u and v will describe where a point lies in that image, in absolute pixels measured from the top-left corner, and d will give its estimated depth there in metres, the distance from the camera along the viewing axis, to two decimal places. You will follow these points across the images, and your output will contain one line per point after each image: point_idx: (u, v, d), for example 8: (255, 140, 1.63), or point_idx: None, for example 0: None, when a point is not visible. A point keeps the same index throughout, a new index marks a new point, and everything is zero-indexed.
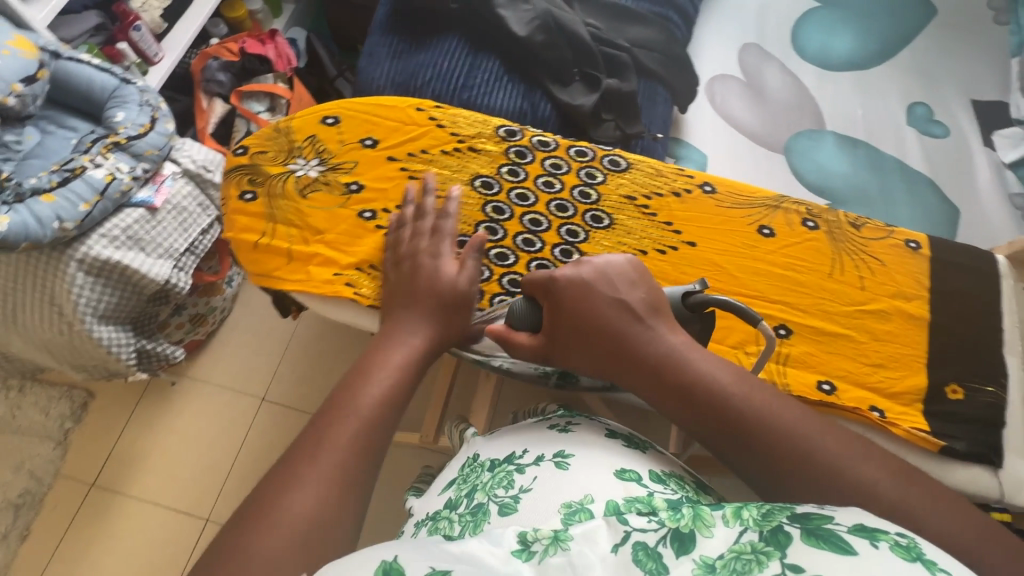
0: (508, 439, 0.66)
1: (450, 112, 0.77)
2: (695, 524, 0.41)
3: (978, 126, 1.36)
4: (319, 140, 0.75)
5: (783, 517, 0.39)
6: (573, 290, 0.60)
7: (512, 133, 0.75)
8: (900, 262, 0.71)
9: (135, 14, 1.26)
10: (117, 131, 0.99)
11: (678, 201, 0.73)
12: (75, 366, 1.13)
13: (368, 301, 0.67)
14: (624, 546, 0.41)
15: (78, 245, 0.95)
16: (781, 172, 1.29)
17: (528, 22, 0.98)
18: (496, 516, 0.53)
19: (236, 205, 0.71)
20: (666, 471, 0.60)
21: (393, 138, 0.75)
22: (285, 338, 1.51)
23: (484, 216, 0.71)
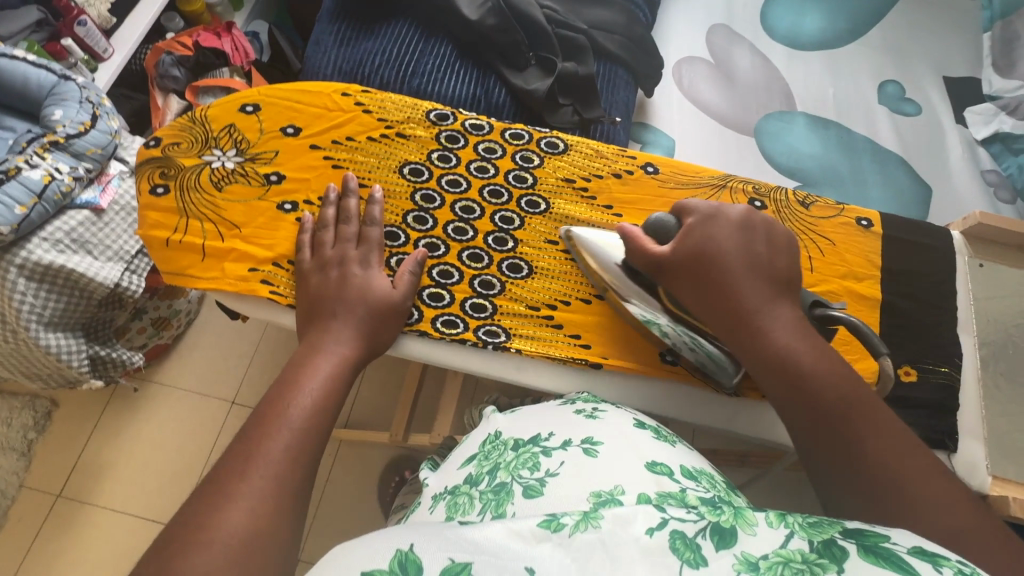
0: (534, 419, 0.59)
1: (378, 97, 0.74)
2: (736, 519, 0.34)
3: (950, 103, 1.34)
4: (237, 129, 0.71)
5: (834, 530, 0.34)
6: (726, 230, 0.59)
7: (443, 117, 0.73)
8: (851, 241, 0.68)
9: (78, 9, 1.21)
10: (55, 129, 0.95)
11: (617, 183, 0.72)
12: (28, 374, 1.09)
13: (287, 300, 0.64)
14: (660, 532, 0.33)
15: (18, 250, 0.92)
16: (753, 154, 1.26)
17: (479, 5, 0.95)
18: (520, 499, 0.46)
19: (148, 200, 0.67)
20: (698, 467, 0.52)
21: (316, 125, 0.72)
22: (255, 340, 1.48)
23: (413, 205, 0.69)
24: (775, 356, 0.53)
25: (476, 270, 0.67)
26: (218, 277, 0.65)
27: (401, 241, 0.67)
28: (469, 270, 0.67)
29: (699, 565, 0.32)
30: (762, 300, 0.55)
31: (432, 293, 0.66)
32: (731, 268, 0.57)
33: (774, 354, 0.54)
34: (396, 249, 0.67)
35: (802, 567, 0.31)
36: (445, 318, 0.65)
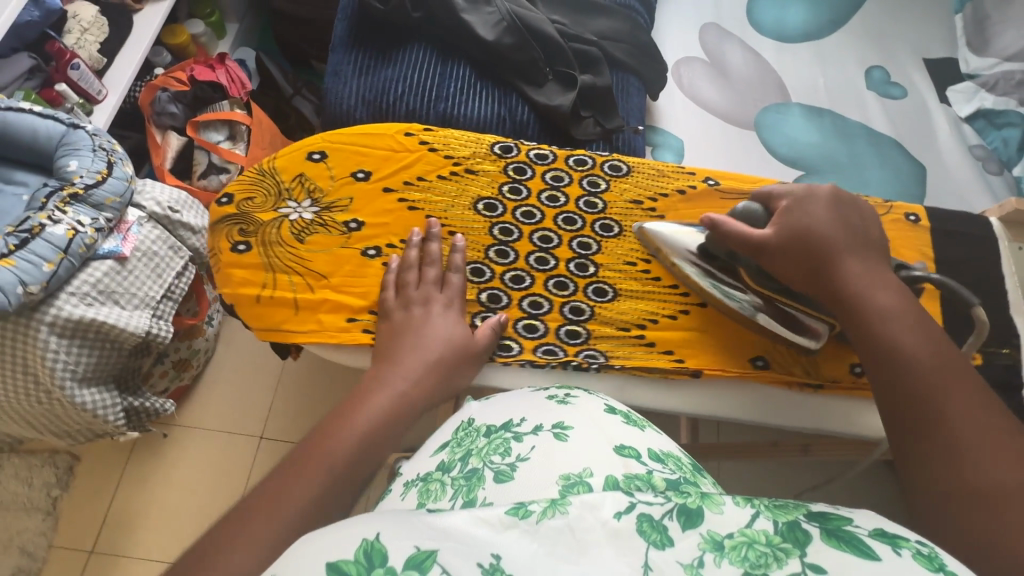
0: (506, 403, 0.60)
1: (440, 134, 0.76)
2: (703, 500, 0.35)
3: (933, 84, 1.41)
4: (308, 178, 0.73)
5: (798, 513, 0.35)
6: (821, 209, 0.64)
7: (508, 150, 0.76)
8: (903, 236, 0.72)
9: (71, 52, 1.18)
10: (72, 181, 0.93)
11: (681, 199, 0.76)
12: (57, 433, 1.06)
13: None
14: (627, 515, 0.33)
15: (47, 307, 0.89)
16: (755, 147, 1.31)
17: (494, 25, 0.96)
18: (492, 483, 0.48)
19: (232, 258, 0.69)
20: (664, 451, 0.53)
21: (385, 168, 0.74)
22: (276, 373, 1.46)
23: (493, 239, 0.72)
24: (875, 312, 0.58)
25: (565, 298, 0.70)
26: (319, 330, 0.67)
27: (486, 277, 0.70)
28: (559, 298, 0.69)
29: (666, 546, 0.32)
30: (864, 267, 0.60)
31: (527, 325, 0.68)
32: (833, 240, 0.61)
33: (876, 312, 0.58)
34: (484, 285, 0.70)
35: (765, 550, 0.32)
36: (544, 347, 0.68)
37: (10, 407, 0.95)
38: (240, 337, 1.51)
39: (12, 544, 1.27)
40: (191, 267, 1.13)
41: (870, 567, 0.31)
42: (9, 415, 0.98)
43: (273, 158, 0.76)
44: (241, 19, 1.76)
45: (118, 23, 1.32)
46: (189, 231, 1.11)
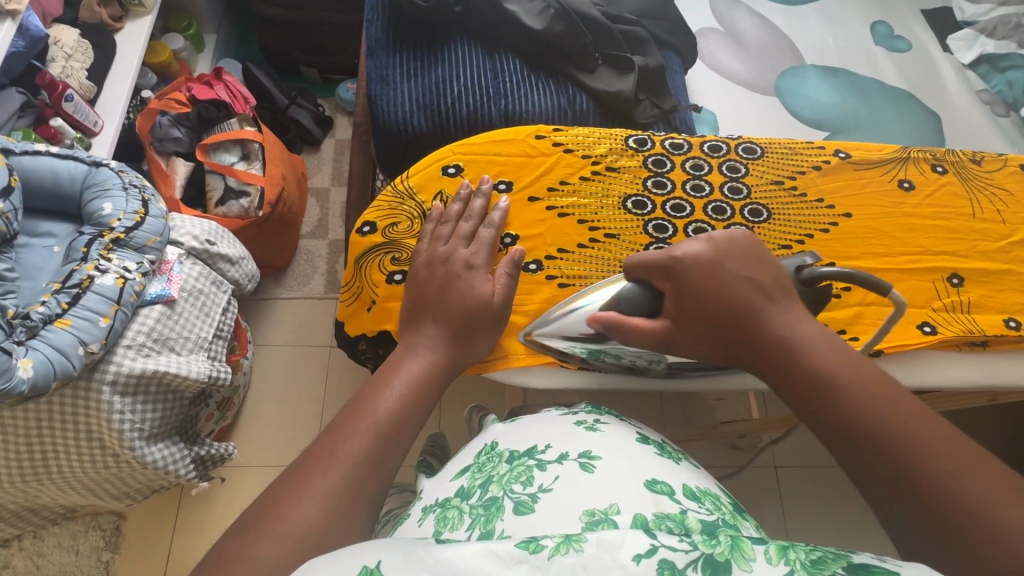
0: (529, 429, 0.60)
1: (571, 134, 0.75)
2: (733, 553, 0.34)
3: (933, 34, 1.44)
4: (448, 195, 0.72)
5: (837, 566, 0.34)
6: (702, 270, 0.57)
7: (643, 143, 0.74)
8: (1022, 187, 0.71)
9: (63, 82, 1.07)
10: (110, 225, 0.85)
11: (821, 175, 0.71)
12: (117, 497, 0.99)
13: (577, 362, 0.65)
14: (649, 559, 0.33)
15: (106, 364, 0.82)
16: (780, 112, 1.31)
17: (540, 12, 0.92)
18: (511, 515, 0.47)
19: (389, 290, 0.67)
20: (702, 487, 0.52)
21: (525, 176, 0.72)
22: (320, 398, 1.41)
23: (648, 237, 0.69)
24: (813, 377, 0.50)
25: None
26: (506, 356, 0.65)
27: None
28: None
29: None
30: (787, 323, 0.53)
31: None
32: (725, 311, 0.55)
33: (807, 375, 0.50)
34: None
35: None
36: None
37: (74, 477, 0.88)
38: (274, 367, 1.43)
39: None
40: (235, 301, 1.06)
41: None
42: (70, 486, 0.90)
43: (403, 177, 0.74)
44: (219, 29, 1.64)
45: (102, 46, 1.21)
46: (228, 263, 1.04)
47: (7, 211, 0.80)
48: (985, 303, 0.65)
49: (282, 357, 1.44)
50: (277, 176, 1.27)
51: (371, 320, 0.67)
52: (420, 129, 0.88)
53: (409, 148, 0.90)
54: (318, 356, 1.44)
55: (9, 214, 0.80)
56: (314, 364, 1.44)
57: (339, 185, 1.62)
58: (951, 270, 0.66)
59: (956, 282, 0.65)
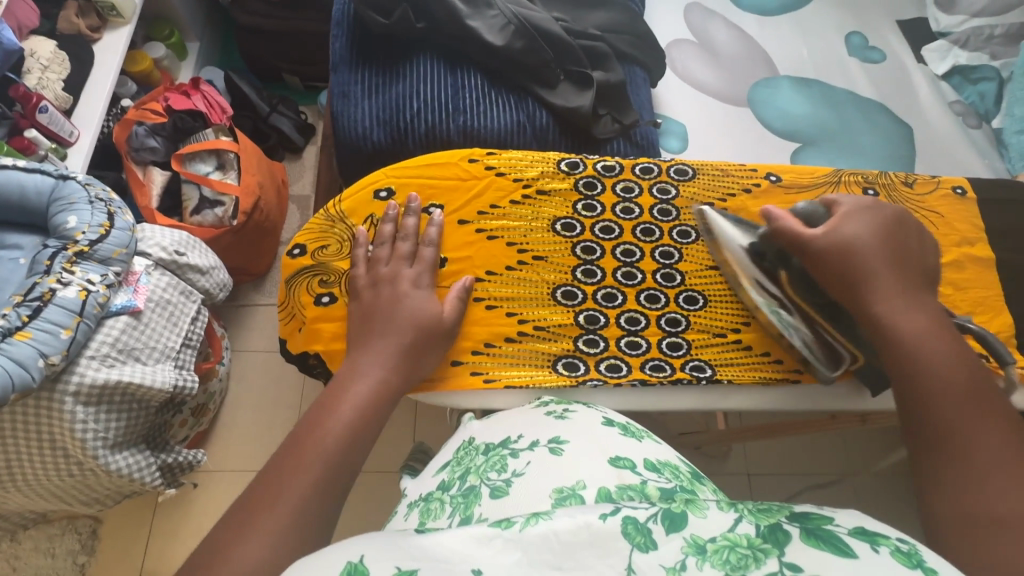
0: (506, 421, 0.61)
1: (504, 157, 0.76)
2: (686, 505, 0.37)
3: (908, 45, 1.44)
4: (379, 218, 0.73)
5: (781, 515, 0.36)
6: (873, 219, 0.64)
7: (574, 165, 0.75)
8: (955, 210, 0.72)
9: (37, 95, 1.09)
10: (75, 239, 0.87)
11: (750, 197, 0.75)
12: (88, 502, 1.00)
13: (500, 381, 0.67)
14: (614, 516, 0.36)
15: (69, 375, 0.84)
16: (751, 123, 1.31)
17: (500, 29, 0.93)
18: (487, 500, 0.49)
19: (317, 311, 0.69)
20: (661, 459, 0.53)
21: (457, 200, 0.74)
22: (296, 403, 1.42)
23: (577, 259, 0.72)
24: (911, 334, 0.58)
25: (659, 310, 0.70)
26: (431, 378, 0.67)
27: (579, 299, 0.70)
28: (653, 312, 0.70)
29: (651, 548, 0.34)
30: (900, 288, 0.60)
31: (629, 342, 0.69)
32: (867, 259, 0.61)
33: (899, 338, 0.58)
34: (579, 307, 0.70)
35: (746, 552, 0.34)
36: (650, 363, 0.68)
37: (41, 484, 0.90)
38: (252, 372, 1.45)
39: None
40: (205, 310, 1.08)
41: (846, 564, 0.33)
42: (37, 492, 0.92)
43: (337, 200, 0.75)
44: (202, 37, 1.66)
45: (79, 57, 1.23)
46: (198, 273, 1.06)
47: None
48: None
49: (259, 363, 1.46)
50: (253, 186, 1.28)
51: (303, 341, 0.68)
52: (379, 144, 0.90)
53: (368, 163, 0.91)
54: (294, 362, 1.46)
55: None
56: (290, 370, 1.45)
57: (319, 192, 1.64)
58: None
59: None
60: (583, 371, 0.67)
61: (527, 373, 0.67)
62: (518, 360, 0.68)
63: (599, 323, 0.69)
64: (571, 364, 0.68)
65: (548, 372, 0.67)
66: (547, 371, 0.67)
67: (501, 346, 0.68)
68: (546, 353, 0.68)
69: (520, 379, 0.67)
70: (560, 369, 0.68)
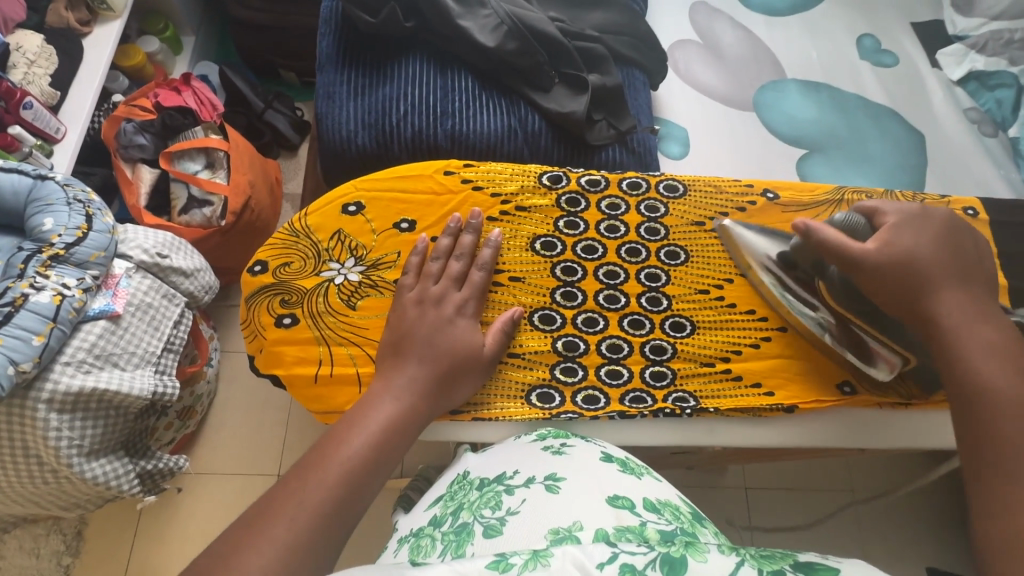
0: (501, 453, 0.59)
1: (483, 169, 0.73)
2: (687, 549, 0.39)
3: (922, 49, 1.38)
4: (347, 234, 0.70)
5: (784, 564, 0.40)
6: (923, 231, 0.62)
7: (557, 179, 0.72)
8: None
9: (21, 90, 1.07)
10: (50, 242, 0.84)
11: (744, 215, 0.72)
12: (67, 507, 0.99)
13: (471, 415, 0.64)
14: (610, 564, 0.38)
15: (42, 382, 0.82)
16: (756, 128, 1.27)
17: (493, 29, 0.89)
18: (480, 539, 0.47)
19: (278, 333, 0.66)
20: (661, 499, 0.50)
21: (430, 217, 0.71)
22: (285, 406, 1.41)
23: (557, 280, 0.69)
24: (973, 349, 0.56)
25: (643, 337, 0.67)
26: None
27: (557, 324, 0.67)
28: (637, 339, 0.67)
29: None
30: (962, 302, 0.58)
31: (610, 371, 0.66)
32: (926, 270, 0.59)
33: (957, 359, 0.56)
34: (558, 333, 0.66)
35: None
36: (632, 394, 0.65)
37: (15, 491, 0.88)
38: (241, 374, 1.43)
39: None
40: (188, 314, 1.06)
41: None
42: (12, 498, 0.90)
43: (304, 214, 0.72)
44: (197, 31, 1.63)
45: (68, 51, 1.21)
46: (182, 275, 1.03)
47: None
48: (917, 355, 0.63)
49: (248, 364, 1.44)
50: (243, 185, 1.25)
51: (263, 362, 0.65)
52: (364, 149, 0.87)
53: (354, 167, 0.89)
54: None
55: None
56: None
57: None
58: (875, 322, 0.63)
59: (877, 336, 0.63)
60: (558, 402, 0.64)
61: (499, 404, 0.64)
62: (492, 388, 0.65)
63: (578, 350, 0.66)
64: (546, 395, 0.65)
65: (521, 404, 0.64)
66: (519, 403, 0.64)
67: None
68: (521, 383, 0.65)
69: (490, 411, 0.64)
70: (533, 401, 0.65)
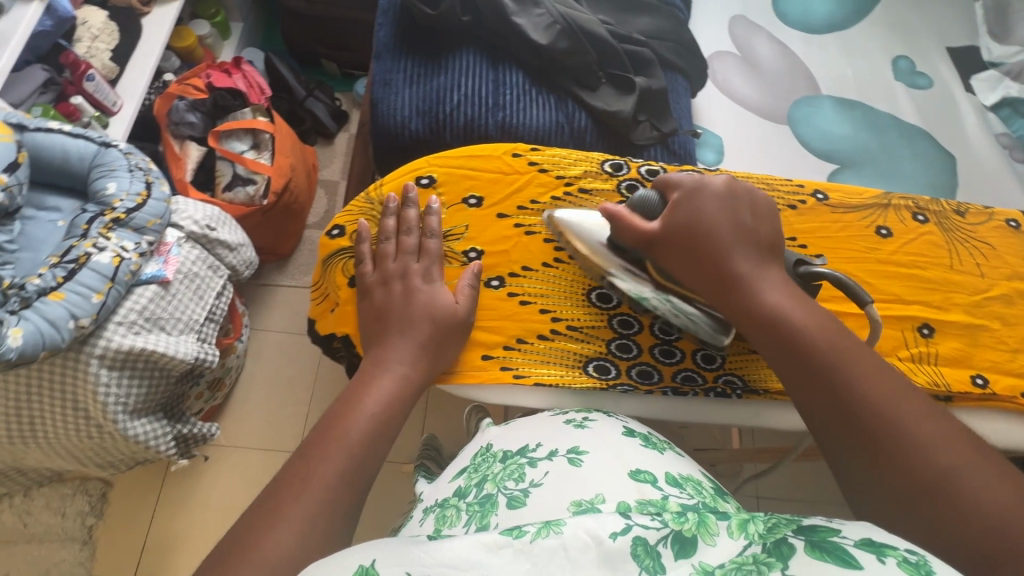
0: (523, 428, 0.61)
1: (548, 153, 0.76)
2: (699, 529, 0.37)
3: (957, 73, 1.39)
4: (420, 206, 0.73)
5: (787, 529, 0.37)
6: (711, 201, 0.60)
7: (618, 167, 0.75)
8: (1007, 243, 0.67)
9: (86, 63, 1.11)
10: (112, 206, 0.88)
11: (797, 214, 0.66)
12: (100, 465, 1.02)
13: (532, 379, 0.65)
14: (624, 536, 0.36)
15: (96, 338, 0.85)
16: (786, 141, 1.28)
17: (546, 27, 0.92)
18: (505, 510, 0.49)
19: (350, 294, 0.69)
20: (683, 474, 0.53)
21: (497, 193, 0.74)
22: (309, 385, 1.43)
23: None
24: (769, 310, 0.55)
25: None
26: (459, 369, 0.65)
27: (614, 303, 0.69)
28: None
29: (659, 571, 0.35)
30: (751, 264, 0.57)
31: (663, 350, 0.68)
32: (708, 234, 0.59)
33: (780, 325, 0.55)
34: (613, 311, 0.69)
35: (751, 569, 0.34)
36: (683, 373, 0.67)
37: (60, 443, 0.91)
38: (268, 352, 1.46)
39: None
40: (230, 286, 1.09)
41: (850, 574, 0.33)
42: (55, 451, 0.94)
43: (378, 184, 0.76)
44: (246, 18, 1.68)
45: (128, 29, 1.25)
46: (227, 249, 1.07)
47: (14, 186, 0.79)
48: (957, 358, 0.61)
49: (276, 343, 1.47)
50: (285, 167, 1.30)
51: (334, 321, 0.69)
52: (417, 135, 0.90)
53: (404, 152, 0.92)
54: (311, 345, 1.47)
55: (14, 187, 0.79)
56: (307, 353, 1.46)
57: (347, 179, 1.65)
58: (921, 320, 0.62)
59: (926, 333, 0.61)
60: (614, 375, 0.66)
61: (557, 373, 0.66)
62: (548, 358, 0.66)
63: (632, 329, 0.68)
64: (603, 367, 0.66)
65: (580, 373, 0.66)
66: (576, 372, 0.66)
67: (533, 343, 0.67)
68: (577, 354, 0.67)
69: (550, 378, 0.65)
70: (589, 372, 0.66)
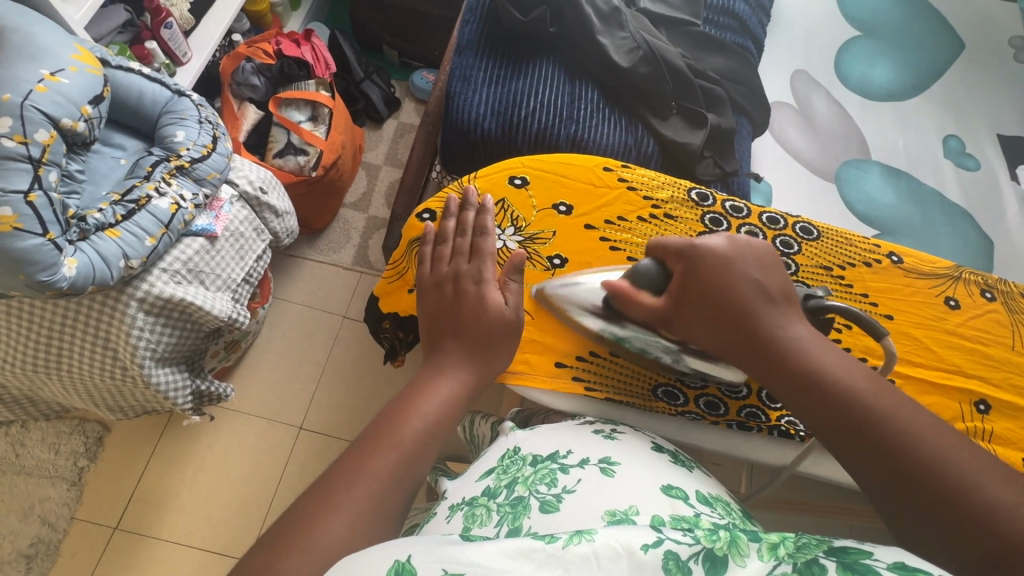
0: (554, 433, 0.59)
1: (638, 173, 0.76)
2: (730, 548, 0.35)
3: (1006, 159, 1.31)
4: (510, 204, 0.74)
5: (817, 550, 0.35)
6: (716, 262, 0.56)
7: (704, 197, 0.73)
8: None
9: (167, 10, 1.12)
10: (178, 153, 0.88)
11: (869, 271, 0.69)
12: (111, 407, 1.00)
13: (603, 395, 0.64)
14: (655, 549, 0.36)
15: (140, 282, 0.85)
16: (833, 199, 1.23)
17: (628, 51, 0.94)
18: (538, 514, 0.47)
19: None
20: (713, 494, 0.53)
21: (587, 204, 0.74)
22: (320, 362, 1.42)
23: None
24: (811, 382, 0.50)
25: None
26: (525, 373, 0.65)
27: None
28: None
29: None
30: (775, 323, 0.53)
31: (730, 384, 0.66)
32: (731, 283, 0.55)
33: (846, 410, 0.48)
34: None
35: None
36: (747, 410, 0.65)
37: (83, 380, 0.91)
38: (286, 322, 1.46)
39: (32, 513, 1.22)
40: (270, 251, 1.08)
41: None
42: (74, 387, 0.93)
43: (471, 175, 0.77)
44: None
45: None
46: (274, 214, 1.07)
47: (94, 118, 0.80)
48: (1008, 438, 0.61)
49: (295, 315, 1.47)
50: (337, 144, 1.31)
51: (408, 302, 0.71)
52: (489, 133, 0.91)
53: (472, 149, 0.93)
54: (329, 322, 1.46)
55: (94, 120, 0.80)
56: (324, 329, 1.46)
57: (390, 165, 1.65)
58: (979, 395, 0.63)
59: (982, 409, 0.62)
60: (681, 401, 0.65)
61: (624, 391, 0.65)
62: (618, 376, 0.66)
63: None
64: (670, 393, 0.65)
65: (648, 397, 0.65)
66: (644, 396, 0.65)
67: (604, 357, 0.67)
68: (647, 376, 0.66)
69: (620, 395, 0.65)
70: (658, 396, 0.65)
